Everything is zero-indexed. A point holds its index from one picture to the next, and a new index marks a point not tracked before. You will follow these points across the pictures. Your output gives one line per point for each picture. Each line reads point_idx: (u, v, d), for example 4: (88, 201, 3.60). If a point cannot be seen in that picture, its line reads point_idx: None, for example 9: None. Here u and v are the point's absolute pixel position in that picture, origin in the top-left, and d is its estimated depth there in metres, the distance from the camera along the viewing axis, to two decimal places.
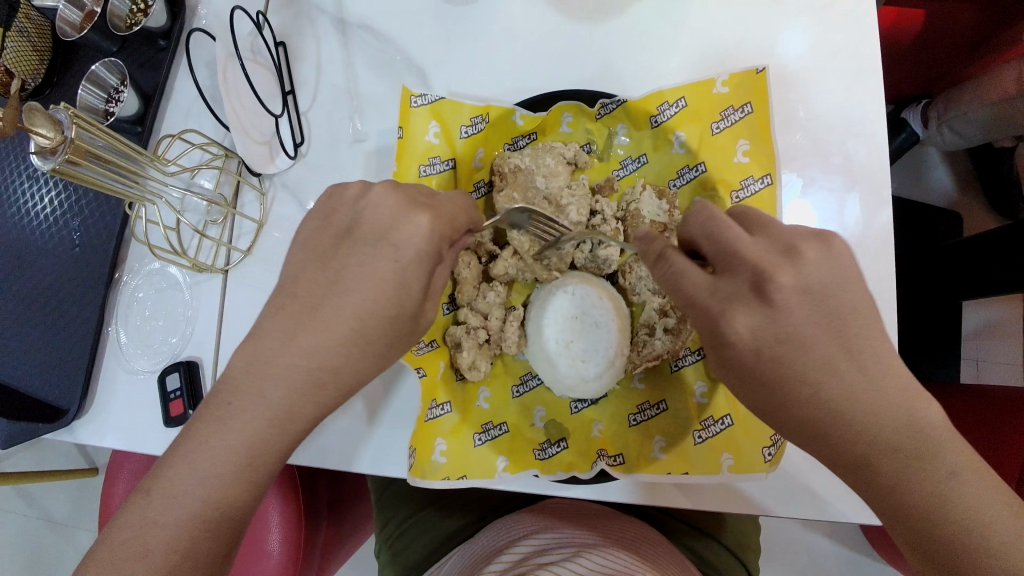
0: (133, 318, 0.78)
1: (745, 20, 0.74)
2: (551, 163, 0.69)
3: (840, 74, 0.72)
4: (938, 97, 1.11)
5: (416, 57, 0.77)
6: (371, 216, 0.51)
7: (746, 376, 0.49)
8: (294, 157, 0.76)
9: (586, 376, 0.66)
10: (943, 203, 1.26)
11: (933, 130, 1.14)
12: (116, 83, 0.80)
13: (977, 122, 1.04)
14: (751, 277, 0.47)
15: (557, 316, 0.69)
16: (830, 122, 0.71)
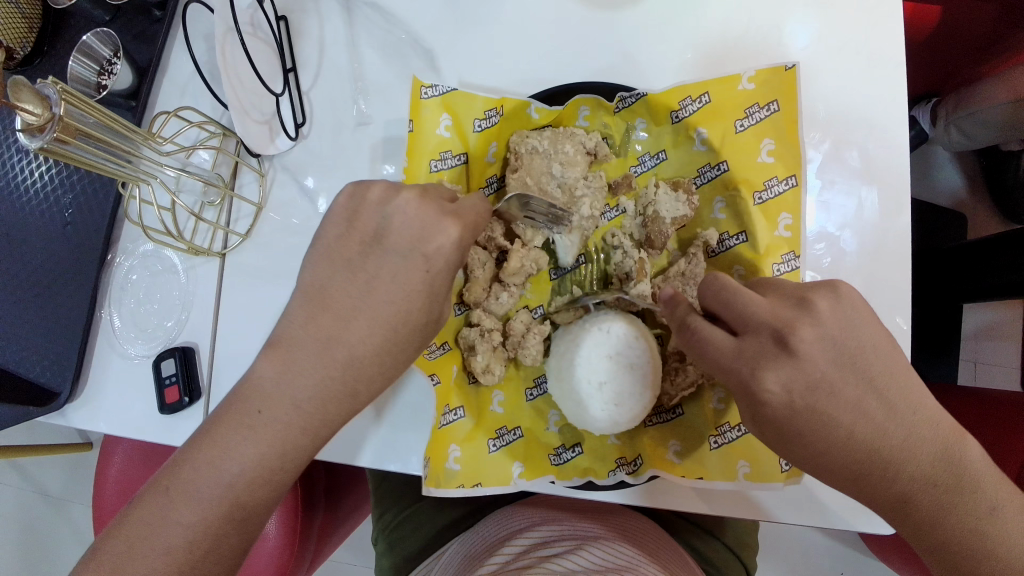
0: (128, 302, 0.76)
1: (768, 10, 0.71)
2: (569, 151, 0.67)
3: (864, 72, 0.69)
4: (948, 95, 1.08)
5: (425, 37, 0.74)
6: (398, 225, 0.49)
7: (778, 429, 0.47)
8: (295, 138, 0.73)
9: (618, 420, 0.63)
10: (950, 202, 1.24)
11: (941, 130, 1.11)
12: (109, 55, 0.77)
13: (985, 121, 1.02)
14: (772, 333, 0.46)
15: (590, 355, 0.66)
16: (850, 121, 0.69)
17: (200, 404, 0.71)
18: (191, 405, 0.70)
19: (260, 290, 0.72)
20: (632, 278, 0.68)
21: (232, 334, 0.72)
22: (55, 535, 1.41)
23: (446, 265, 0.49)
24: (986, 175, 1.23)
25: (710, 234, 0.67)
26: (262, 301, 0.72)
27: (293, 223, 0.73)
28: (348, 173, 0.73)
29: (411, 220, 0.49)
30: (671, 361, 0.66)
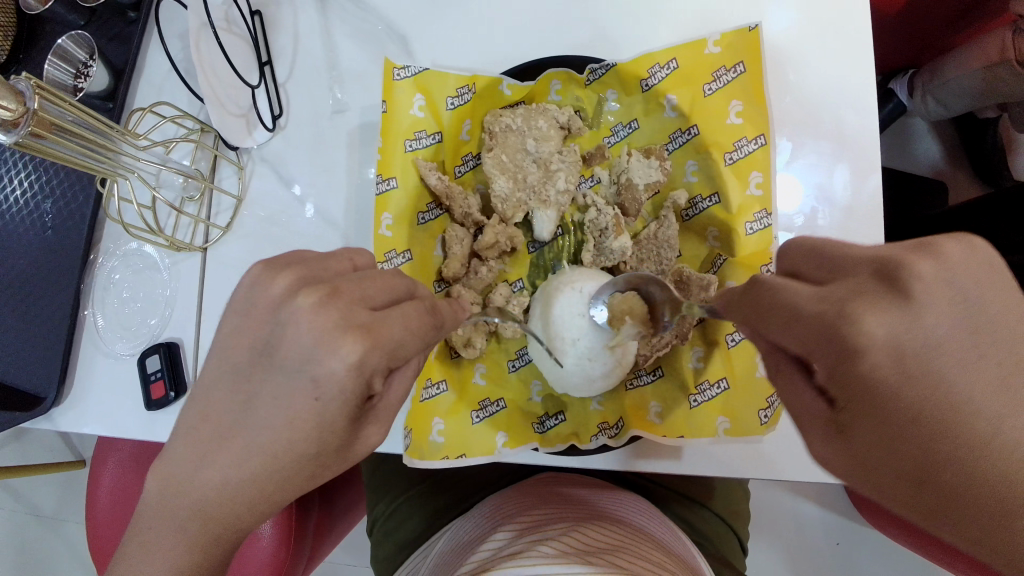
0: (110, 302, 0.76)
1: None
2: (543, 126, 0.67)
3: (831, 34, 0.70)
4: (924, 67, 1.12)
5: (397, 24, 0.75)
6: (292, 335, 0.43)
7: (860, 403, 0.35)
8: (272, 130, 0.74)
9: (592, 376, 0.63)
10: (929, 171, 1.26)
11: (919, 101, 1.15)
12: (84, 57, 0.78)
13: (961, 90, 1.06)
14: (875, 267, 0.36)
15: (563, 312, 0.65)
16: (820, 83, 0.70)
17: (186, 398, 0.71)
18: (177, 399, 0.70)
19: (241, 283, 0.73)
20: (610, 234, 0.67)
21: (215, 328, 0.72)
22: (50, 554, 1.39)
23: (340, 390, 0.42)
24: (964, 144, 1.24)
25: (680, 196, 0.67)
26: None
27: (272, 214, 0.73)
28: (326, 161, 0.73)
29: (304, 337, 0.42)
30: None
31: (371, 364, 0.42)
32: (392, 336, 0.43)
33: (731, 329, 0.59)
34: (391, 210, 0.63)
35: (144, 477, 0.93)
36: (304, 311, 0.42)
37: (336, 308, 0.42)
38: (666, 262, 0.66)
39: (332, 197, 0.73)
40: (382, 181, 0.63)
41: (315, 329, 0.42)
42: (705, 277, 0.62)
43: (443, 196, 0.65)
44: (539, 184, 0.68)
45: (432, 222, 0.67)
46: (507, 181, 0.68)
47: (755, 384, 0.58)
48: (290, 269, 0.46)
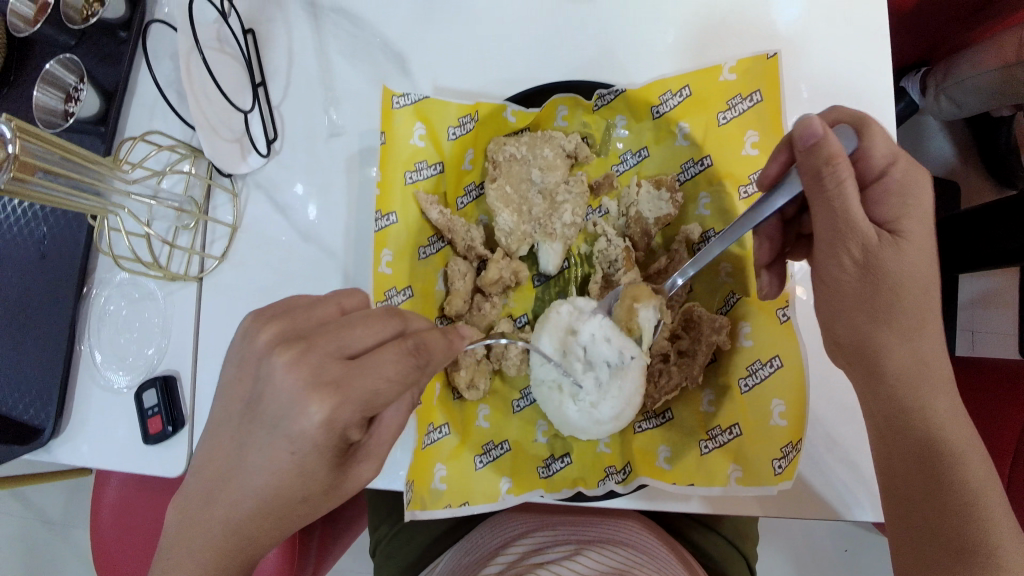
0: (106, 333, 0.74)
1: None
2: (548, 154, 0.65)
3: (842, 49, 0.69)
4: (938, 65, 1.09)
5: (393, 41, 0.73)
6: (271, 392, 0.43)
7: (852, 306, 0.51)
8: (267, 155, 0.71)
9: (600, 419, 0.60)
10: (945, 170, 1.22)
11: (931, 100, 1.11)
12: (73, 81, 0.74)
13: (978, 89, 1.02)
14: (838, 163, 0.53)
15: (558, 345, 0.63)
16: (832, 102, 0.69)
17: (184, 432, 0.69)
18: (175, 434, 0.69)
19: (237, 313, 0.71)
20: (619, 267, 0.65)
21: (213, 360, 0.71)
22: (59, 559, 1.40)
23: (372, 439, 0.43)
24: (977, 142, 1.21)
25: (693, 230, 0.64)
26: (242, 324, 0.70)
27: (266, 241, 0.71)
28: (323, 186, 0.71)
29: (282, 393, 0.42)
30: (654, 362, 0.66)
31: (341, 420, 0.42)
32: (363, 388, 0.42)
33: (743, 373, 0.59)
34: (390, 246, 0.60)
35: (146, 496, 0.92)
36: (277, 369, 0.42)
37: (309, 363, 0.42)
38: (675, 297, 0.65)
39: (329, 224, 0.70)
40: (381, 216, 0.60)
41: (287, 388, 0.42)
42: (718, 319, 0.61)
43: (445, 229, 0.63)
44: (545, 216, 0.66)
45: (433, 256, 0.64)
46: (512, 214, 0.65)
47: (769, 431, 0.56)
48: (275, 320, 0.46)
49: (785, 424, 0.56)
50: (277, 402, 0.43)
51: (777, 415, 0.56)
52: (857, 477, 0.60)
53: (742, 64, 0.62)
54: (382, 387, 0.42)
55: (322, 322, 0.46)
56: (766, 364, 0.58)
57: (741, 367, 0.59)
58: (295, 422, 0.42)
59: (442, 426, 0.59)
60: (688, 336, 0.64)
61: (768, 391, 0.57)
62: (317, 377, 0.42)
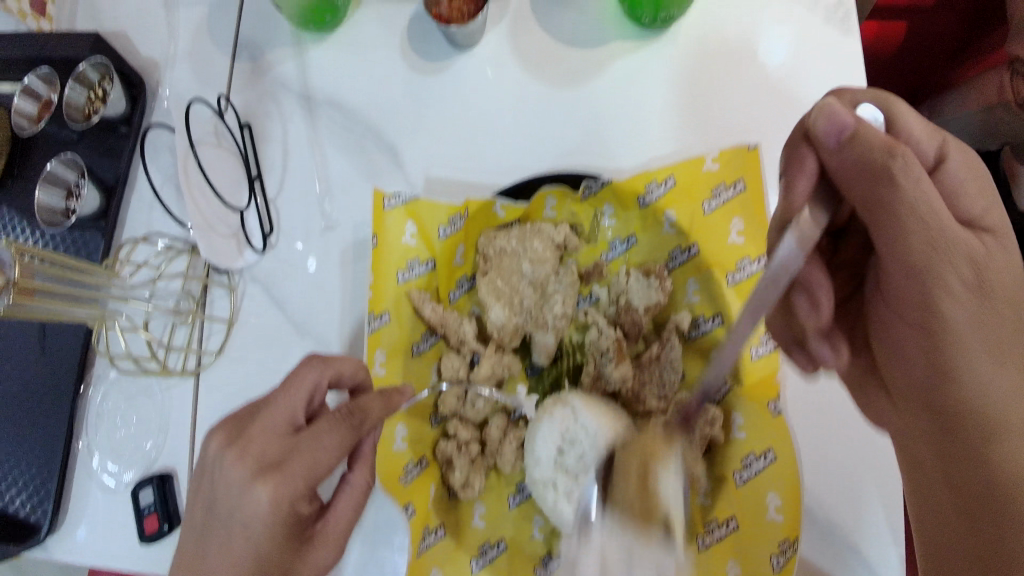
0: (105, 428, 0.74)
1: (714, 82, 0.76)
2: (538, 247, 0.66)
3: None
4: (925, 106, 1.12)
5: (385, 132, 0.76)
6: (223, 487, 0.48)
7: (988, 324, 0.49)
8: (262, 251, 0.72)
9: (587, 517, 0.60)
10: None
11: None
12: (74, 178, 0.77)
13: (963, 131, 1.04)
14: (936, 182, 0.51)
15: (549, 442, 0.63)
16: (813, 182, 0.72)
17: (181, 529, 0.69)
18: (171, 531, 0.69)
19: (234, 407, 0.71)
20: (610, 358, 0.66)
21: None
22: None
23: None
24: None
25: (682, 318, 0.65)
26: None
27: (263, 334, 0.72)
28: (319, 277, 0.72)
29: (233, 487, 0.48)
30: None
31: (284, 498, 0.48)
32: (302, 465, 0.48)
33: (738, 466, 0.59)
34: (383, 347, 0.61)
35: None
36: (227, 464, 0.48)
37: (253, 453, 0.48)
38: (669, 385, 0.64)
39: (325, 317, 0.71)
40: (374, 318, 0.61)
41: (234, 478, 0.48)
42: (711, 410, 0.60)
43: (438, 325, 0.63)
44: (536, 307, 0.67)
45: (427, 352, 0.65)
46: (504, 308, 0.66)
47: (766, 526, 0.56)
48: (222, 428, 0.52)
49: (781, 519, 0.55)
50: (228, 493, 0.48)
51: (773, 509, 0.56)
52: (860, 561, 0.60)
53: (726, 154, 0.64)
54: (323, 454, 0.50)
55: (259, 406, 0.53)
56: (760, 458, 0.58)
57: (736, 460, 0.59)
58: (245, 506, 0.47)
59: (438, 528, 0.59)
60: None
61: (764, 484, 0.57)
62: (261, 460, 0.48)
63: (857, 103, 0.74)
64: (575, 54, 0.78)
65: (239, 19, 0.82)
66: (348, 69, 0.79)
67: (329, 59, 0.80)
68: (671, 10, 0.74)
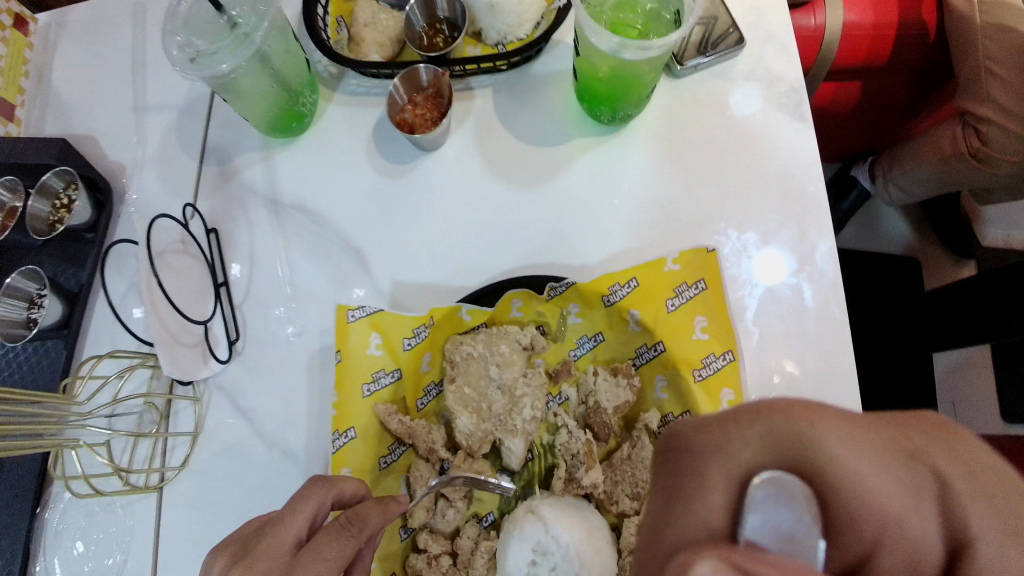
0: (63, 550, 0.71)
1: (669, 172, 0.79)
2: (504, 350, 0.67)
3: (783, 207, 0.77)
4: (882, 157, 1.20)
5: (351, 235, 0.78)
6: None
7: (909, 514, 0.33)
8: (227, 360, 0.73)
9: None
10: (902, 246, 1.35)
11: (881, 187, 1.23)
12: (36, 289, 0.77)
13: (922, 180, 1.13)
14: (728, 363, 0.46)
15: (518, 562, 0.63)
16: (777, 259, 0.75)
17: None
18: None
19: (200, 522, 0.69)
20: (582, 462, 0.65)
21: (175, 574, 0.68)
22: None
23: None
24: (930, 221, 1.33)
25: (652, 417, 0.66)
26: (206, 533, 0.69)
27: (229, 444, 0.71)
28: (286, 385, 0.72)
29: None
30: (626, 555, 0.65)
31: None
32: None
33: None
34: (349, 464, 0.61)
35: None
36: None
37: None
38: (641, 485, 0.65)
39: (292, 425, 0.71)
40: (339, 435, 0.61)
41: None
42: None
43: (406, 436, 0.63)
44: (505, 411, 0.67)
45: (396, 463, 0.65)
46: (472, 415, 0.66)
47: None
48: (224, 551, 0.52)
49: None
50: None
51: None
52: None
53: (689, 253, 0.67)
54: (324, 568, 0.50)
55: (260, 526, 0.54)
56: None
57: None
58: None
59: None
60: None
61: None
62: None
63: (809, 191, 0.77)
64: (536, 152, 0.81)
65: (207, 128, 0.85)
66: (314, 172, 0.81)
67: (297, 163, 0.82)
68: (627, 110, 0.77)
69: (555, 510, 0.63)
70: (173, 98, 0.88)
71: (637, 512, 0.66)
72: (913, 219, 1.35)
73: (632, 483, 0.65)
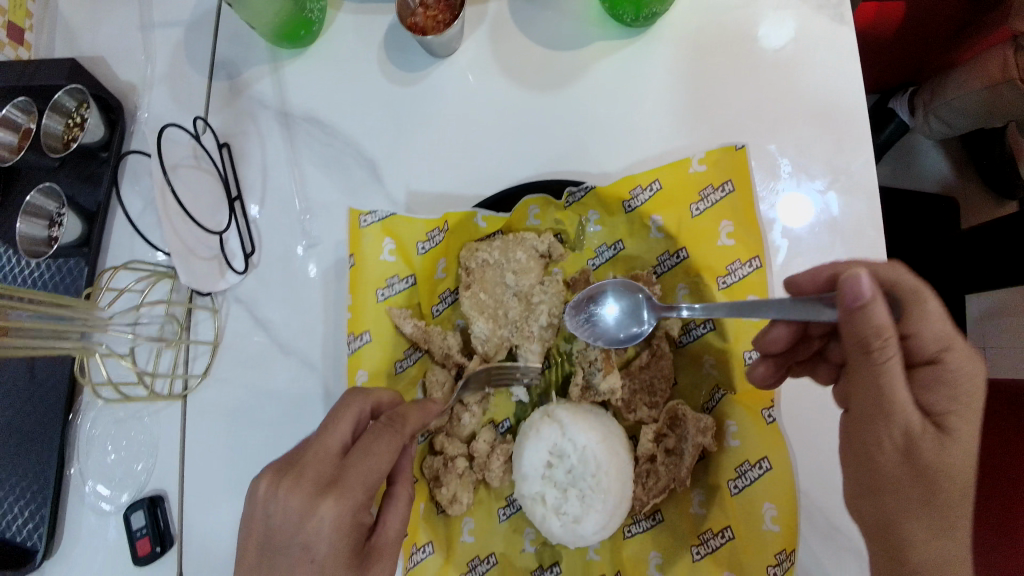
0: (96, 454, 0.74)
1: (695, 77, 0.74)
2: (521, 257, 0.65)
3: (821, 114, 0.72)
4: (924, 85, 1.07)
5: (364, 147, 0.77)
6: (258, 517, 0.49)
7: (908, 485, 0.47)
8: (244, 272, 0.73)
9: (582, 534, 0.60)
10: (942, 184, 1.26)
11: (920, 121, 1.09)
12: (55, 208, 0.76)
13: (965, 110, 1.02)
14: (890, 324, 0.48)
15: (535, 463, 0.64)
16: (812, 167, 0.71)
17: (173, 551, 0.70)
18: (164, 553, 0.69)
19: (222, 428, 0.71)
20: (600, 370, 0.64)
21: (200, 477, 0.71)
22: None
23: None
24: (973, 157, 1.25)
25: (672, 325, 0.63)
26: (228, 439, 0.71)
27: (249, 354, 0.72)
28: (302, 299, 0.72)
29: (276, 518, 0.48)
30: (641, 463, 0.64)
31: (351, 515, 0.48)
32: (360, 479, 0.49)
33: (732, 475, 0.57)
34: (365, 366, 0.61)
35: None
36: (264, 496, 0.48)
37: (288, 483, 0.48)
38: (659, 394, 0.64)
39: (309, 335, 0.71)
40: (354, 337, 0.61)
41: (292, 507, 0.48)
42: (703, 419, 0.59)
43: (421, 341, 0.63)
44: (520, 318, 0.66)
45: (411, 368, 0.64)
46: (487, 321, 0.65)
47: (763, 538, 0.54)
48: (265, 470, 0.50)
49: (778, 528, 0.53)
50: (284, 526, 0.48)
51: (770, 519, 0.54)
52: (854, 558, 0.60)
53: (715, 150, 0.62)
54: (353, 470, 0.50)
55: (302, 441, 0.52)
56: (755, 466, 0.56)
57: (730, 469, 0.57)
58: (306, 533, 0.47)
59: (426, 546, 0.58)
60: (674, 434, 0.62)
61: (759, 495, 0.55)
62: (317, 483, 0.49)
63: (847, 97, 0.71)
64: (554, 60, 0.77)
65: (215, 41, 0.82)
66: (325, 83, 0.79)
67: (307, 76, 0.79)
68: (653, 9, 0.70)
69: (573, 410, 0.65)
70: (180, 13, 0.83)
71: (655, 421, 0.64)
72: (952, 155, 1.26)
73: (649, 392, 0.64)
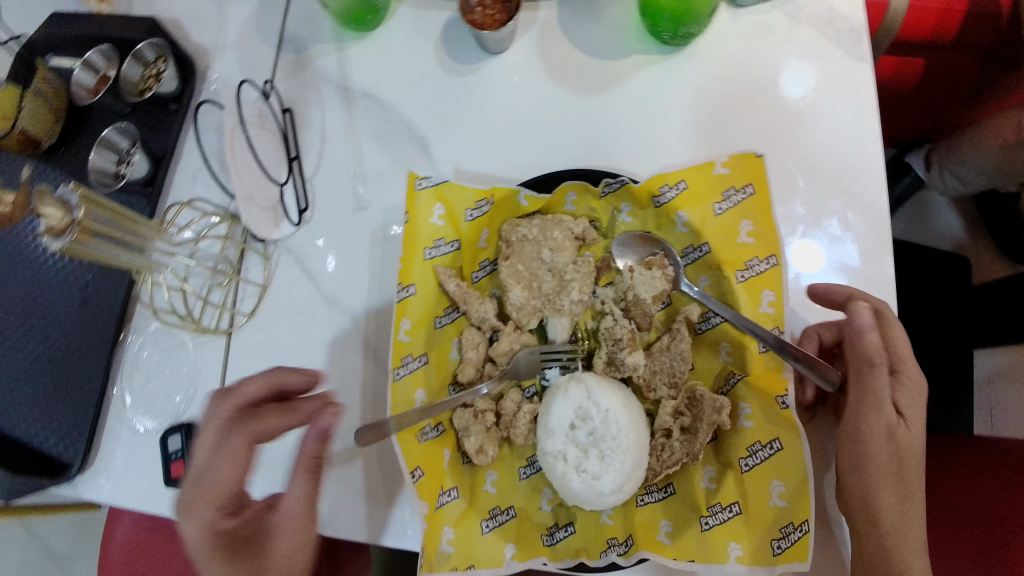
0: (138, 378, 0.77)
1: (732, 97, 0.80)
2: (558, 237, 0.70)
3: (850, 142, 0.77)
4: (940, 143, 1.18)
5: (417, 126, 0.82)
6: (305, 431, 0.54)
7: (880, 467, 0.59)
8: (297, 224, 0.78)
9: (600, 492, 0.64)
10: (953, 241, 1.32)
11: (936, 174, 1.21)
12: (128, 146, 0.82)
13: (977, 168, 1.12)
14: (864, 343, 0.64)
15: (559, 424, 0.67)
16: (838, 191, 0.76)
17: None
18: None
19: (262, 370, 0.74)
20: (625, 348, 0.69)
21: None
22: None
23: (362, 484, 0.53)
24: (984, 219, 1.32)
25: (691, 310, 0.69)
26: None
27: (293, 302, 0.76)
28: (350, 256, 0.77)
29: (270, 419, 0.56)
30: (656, 436, 0.69)
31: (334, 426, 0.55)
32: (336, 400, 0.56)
33: (744, 453, 0.61)
34: (409, 316, 0.65)
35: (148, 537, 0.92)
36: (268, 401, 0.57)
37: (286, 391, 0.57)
38: (678, 375, 0.68)
39: (353, 290, 0.75)
40: (401, 288, 0.65)
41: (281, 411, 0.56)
42: (719, 398, 0.63)
43: (460, 301, 0.67)
44: (553, 292, 0.71)
45: (448, 326, 0.69)
46: (522, 290, 0.70)
47: (772, 513, 0.58)
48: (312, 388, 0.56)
49: (784, 503, 0.58)
50: None
51: (776, 494, 0.58)
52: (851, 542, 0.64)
53: (737, 155, 0.66)
54: None
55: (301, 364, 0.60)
56: (766, 446, 0.60)
57: (741, 447, 0.61)
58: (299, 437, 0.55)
59: (451, 490, 0.62)
60: (691, 414, 0.66)
61: (770, 471, 0.59)
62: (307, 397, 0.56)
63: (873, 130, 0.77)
64: (599, 67, 0.82)
65: (285, 18, 0.87)
66: (386, 65, 0.85)
67: (368, 57, 0.85)
68: (690, 28, 0.76)
69: (601, 387, 0.68)
70: None
71: (672, 399, 0.69)
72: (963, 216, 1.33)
73: (671, 373, 0.69)
